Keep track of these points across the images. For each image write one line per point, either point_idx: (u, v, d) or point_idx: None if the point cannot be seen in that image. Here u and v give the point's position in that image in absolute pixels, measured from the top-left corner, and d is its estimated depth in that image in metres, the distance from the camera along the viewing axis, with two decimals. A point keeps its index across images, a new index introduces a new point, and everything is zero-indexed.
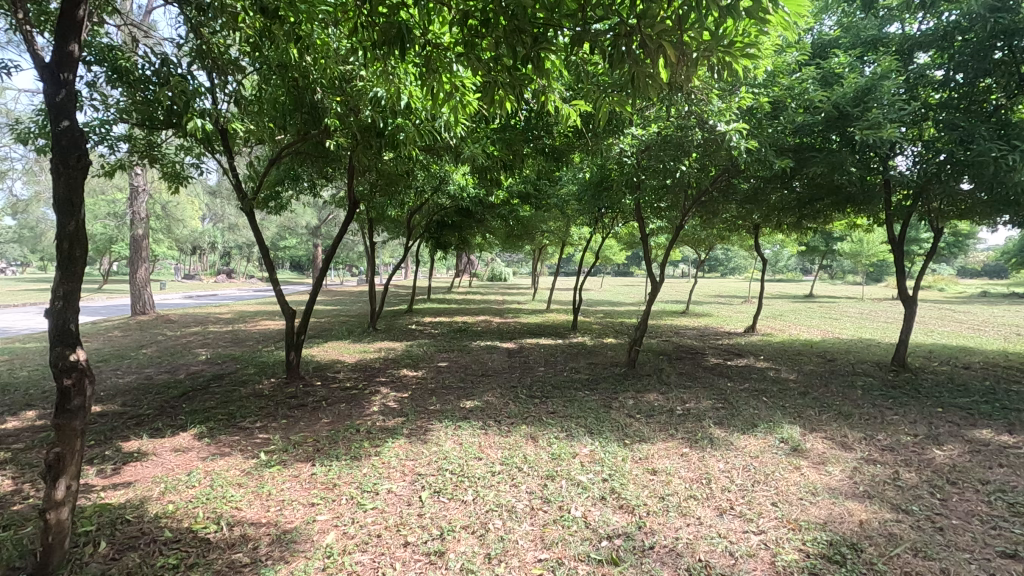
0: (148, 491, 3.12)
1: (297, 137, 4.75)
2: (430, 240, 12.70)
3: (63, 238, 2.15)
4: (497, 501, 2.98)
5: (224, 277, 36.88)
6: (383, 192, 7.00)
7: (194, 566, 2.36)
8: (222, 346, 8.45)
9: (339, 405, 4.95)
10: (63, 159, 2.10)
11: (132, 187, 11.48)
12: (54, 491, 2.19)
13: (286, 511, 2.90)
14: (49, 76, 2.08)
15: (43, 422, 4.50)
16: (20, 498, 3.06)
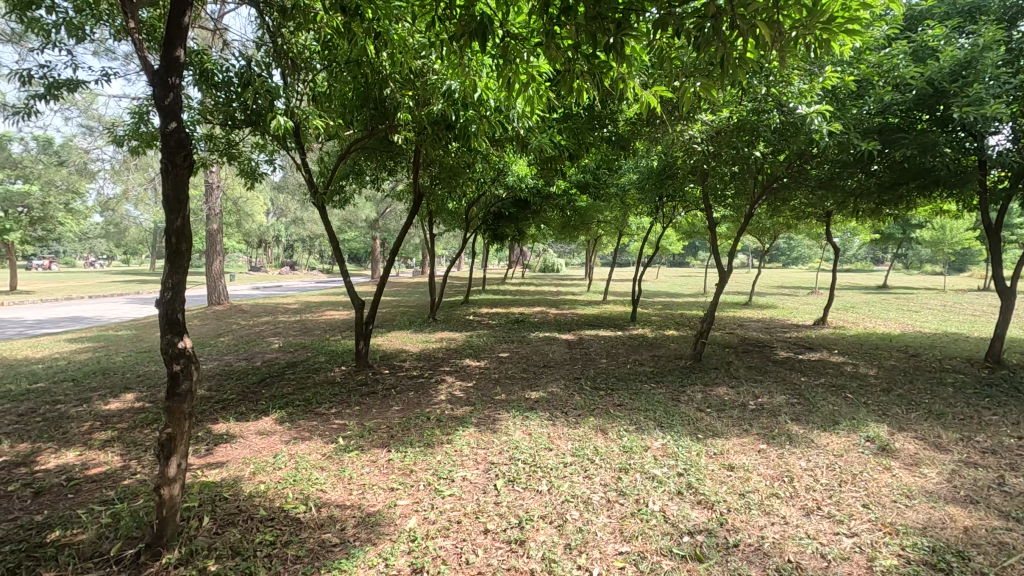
0: (240, 471, 3.31)
1: (367, 132, 4.88)
2: (486, 232, 12.80)
3: (170, 233, 2.29)
4: (572, 493, 2.97)
5: (288, 269, 38.58)
6: (444, 184, 7.09)
7: (289, 543, 2.49)
8: (292, 335, 8.84)
9: (408, 393, 5.09)
10: (171, 159, 2.23)
11: (207, 185, 12.11)
12: (167, 469, 2.36)
13: (368, 495, 3.00)
14: (159, 80, 2.22)
15: (141, 404, 4.87)
16: (129, 473, 3.33)
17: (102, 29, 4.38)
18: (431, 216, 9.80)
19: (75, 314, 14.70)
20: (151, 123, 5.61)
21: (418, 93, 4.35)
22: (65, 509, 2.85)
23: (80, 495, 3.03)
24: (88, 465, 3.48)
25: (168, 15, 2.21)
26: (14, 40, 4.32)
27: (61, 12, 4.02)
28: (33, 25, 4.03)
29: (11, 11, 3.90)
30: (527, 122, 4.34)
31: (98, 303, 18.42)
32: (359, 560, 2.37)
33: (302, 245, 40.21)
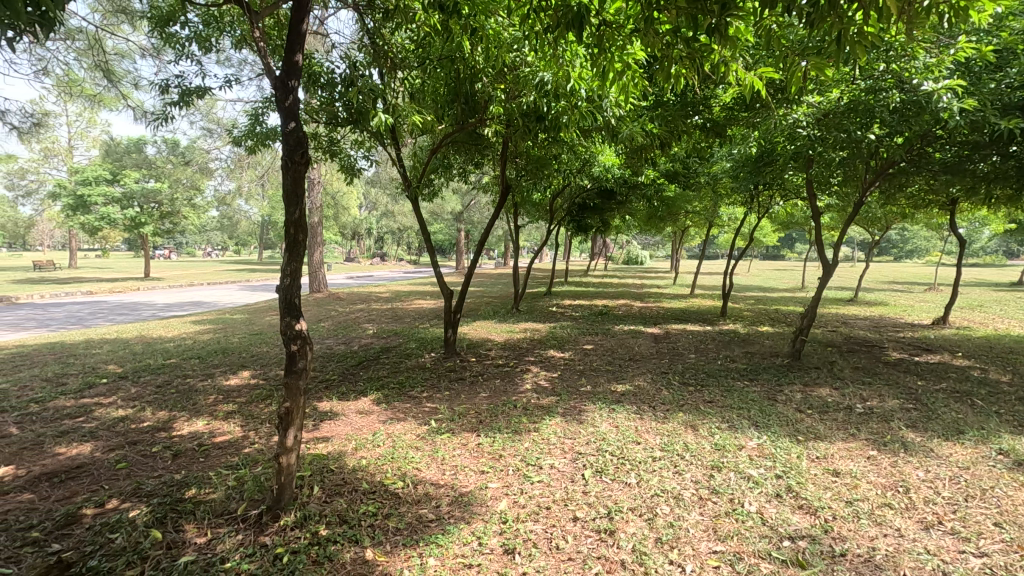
0: (343, 446, 3.56)
1: (459, 126, 5.02)
2: (570, 223, 12.75)
3: (290, 224, 2.51)
4: (662, 487, 2.93)
5: (379, 260, 40.63)
6: (531, 176, 7.14)
7: (389, 516, 2.66)
8: (384, 322, 9.32)
9: (495, 381, 5.22)
10: (291, 156, 2.43)
11: (310, 180, 13.01)
12: (286, 439, 2.60)
13: (460, 476, 3.13)
14: (280, 84, 2.42)
15: (255, 381, 5.37)
16: (248, 442, 3.70)
17: (225, 39, 4.83)
18: (516, 208, 9.92)
19: (197, 299, 16.42)
20: (265, 125, 6.11)
21: (510, 86, 4.40)
22: (200, 470, 3.22)
23: (209, 459, 3.40)
24: (215, 433, 3.90)
25: (290, 24, 2.40)
26: (153, 54, 4.85)
27: (192, 27, 4.47)
28: (170, 39, 4.52)
29: (152, 28, 4.39)
30: (619, 112, 4.26)
31: (216, 288, 20.43)
32: (454, 536, 2.48)
33: (391, 237, 42.10)
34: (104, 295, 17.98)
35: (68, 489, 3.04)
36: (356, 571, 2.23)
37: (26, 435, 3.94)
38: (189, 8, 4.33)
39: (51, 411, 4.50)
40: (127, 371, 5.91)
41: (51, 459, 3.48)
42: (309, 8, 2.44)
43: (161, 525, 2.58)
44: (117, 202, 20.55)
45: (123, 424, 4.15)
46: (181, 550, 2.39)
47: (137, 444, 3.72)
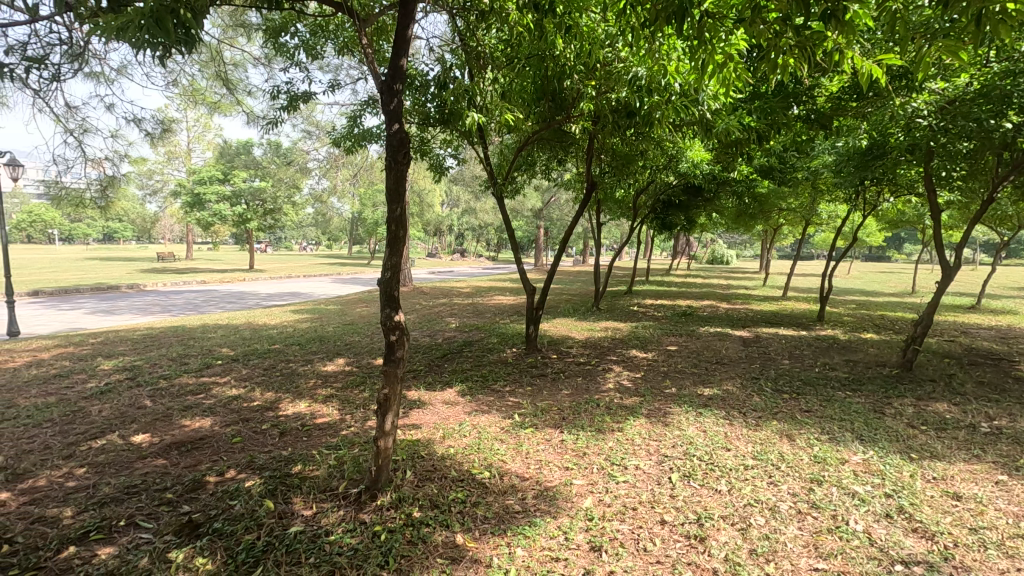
0: (432, 435, 3.70)
1: (547, 124, 5.04)
2: (653, 220, 12.43)
3: (392, 221, 2.65)
4: (756, 497, 2.80)
5: (459, 256, 41.73)
6: (617, 173, 7.03)
7: (478, 504, 2.74)
8: (466, 316, 9.56)
9: (576, 379, 5.21)
10: (394, 156, 2.58)
11: None
12: (384, 424, 2.75)
13: (545, 471, 3.16)
14: (386, 88, 2.55)
15: (349, 369, 5.71)
16: (345, 425, 3.94)
17: (328, 46, 5.15)
18: (598, 205, 9.81)
19: (294, 290, 17.66)
20: (360, 127, 6.47)
21: (601, 82, 4.36)
22: (304, 448, 3.48)
23: (311, 439, 3.67)
24: (316, 415, 4.20)
25: (396, 30, 2.54)
26: (265, 64, 5.28)
27: (300, 35, 4.80)
28: (280, 49, 4.89)
29: (266, 40, 4.78)
30: (715, 105, 4.09)
31: (310, 281, 21.82)
32: (540, 528, 2.52)
33: (471, 234, 42.97)
34: (215, 284, 19.81)
35: (194, 457, 3.40)
36: (447, 554, 2.32)
37: (158, 407, 4.43)
38: (298, 20, 4.67)
39: (177, 387, 5.03)
40: (238, 354, 6.49)
41: (179, 430, 3.90)
42: (413, 14, 2.57)
43: (272, 496, 2.81)
44: (228, 200, 22.55)
45: (237, 402, 4.56)
46: (290, 520, 2.59)
47: (249, 421, 4.07)
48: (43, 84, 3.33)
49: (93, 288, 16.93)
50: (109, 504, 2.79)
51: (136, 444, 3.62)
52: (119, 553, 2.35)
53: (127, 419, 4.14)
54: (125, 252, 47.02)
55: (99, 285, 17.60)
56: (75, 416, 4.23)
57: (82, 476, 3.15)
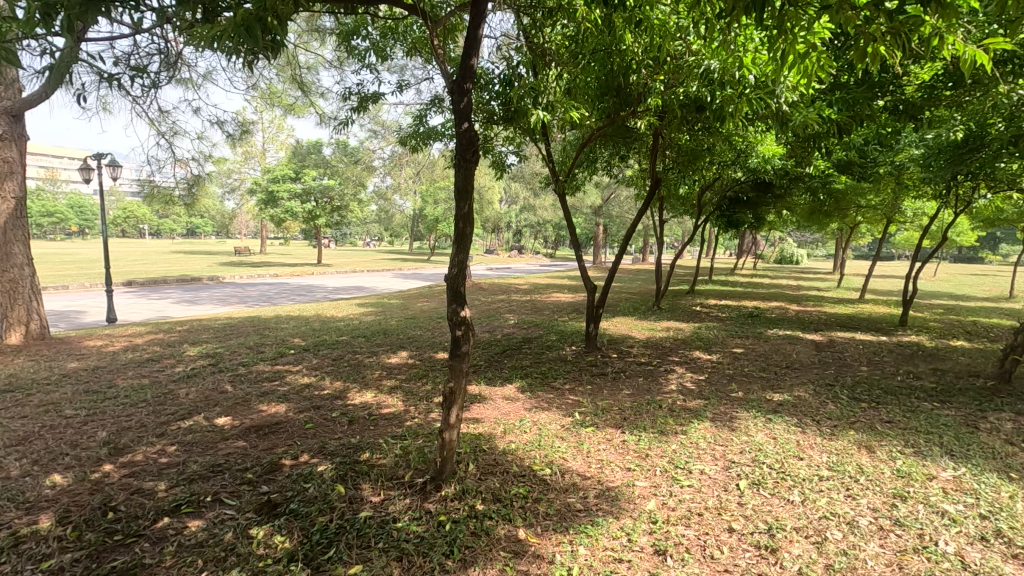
0: (493, 429, 3.75)
1: (611, 119, 4.97)
2: (719, 218, 12.01)
3: (459, 218, 2.70)
4: (833, 510, 2.66)
5: (517, 253, 41.96)
6: (682, 169, 6.84)
7: (539, 500, 2.75)
8: (524, 313, 9.59)
9: (637, 379, 5.12)
10: (463, 155, 2.62)
11: None
12: (449, 417, 2.81)
13: (607, 471, 3.13)
14: (457, 87, 2.61)
15: (411, 361, 5.87)
16: (409, 416, 4.06)
17: (397, 48, 5.29)
18: (661, 203, 9.58)
19: (358, 284, 18.33)
20: (425, 126, 6.62)
21: (670, 76, 4.25)
22: (371, 437, 3.62)
23: (377, 428, 3.80)
24: (382, 405, 4.35)
25: (468, 29, 2.58)
26: (337, 67, 5.50)
27: (371, 38, 4.96)
28: (352, 51, 5.08)
29: (339, 43, 4.98)
30: (793, 98, 3.89)
31: (373, 275, 22.55)
32: (603, 528, 2.51)
33: (529, 231, 43.03)
34: (287, 277, 20.89)
35: (270, 441, 3.60)
36: (510, 548, 2.35)
37: (238, 392, 4.73)
38: (370, 24, 4.84)
39: (254, 375, 5.35)
40: (308, 344, 6.82)
41: (256, 414, 4.14)
42: (483, 14, 2.61)
43: (342, 481, 2.94)
44: (299, 197, 23.69)
45: (308, 390, 4.80)
46: (360, 505, 2.70)
47: (320, 409, 4.27)
48: (144, 91, 3.62)
49: (179, 279, 18.25)
50: (197, 480, 3.00)
51: (219, 426, 3.88)
52: (207, 526, 2.53)
53: (211, 402, 4.45)
54: (206, 246, 50.34)
55: (184, 277, 18.97)
56: (166, 398, 4.58)
57: (173, 453, 3.41)
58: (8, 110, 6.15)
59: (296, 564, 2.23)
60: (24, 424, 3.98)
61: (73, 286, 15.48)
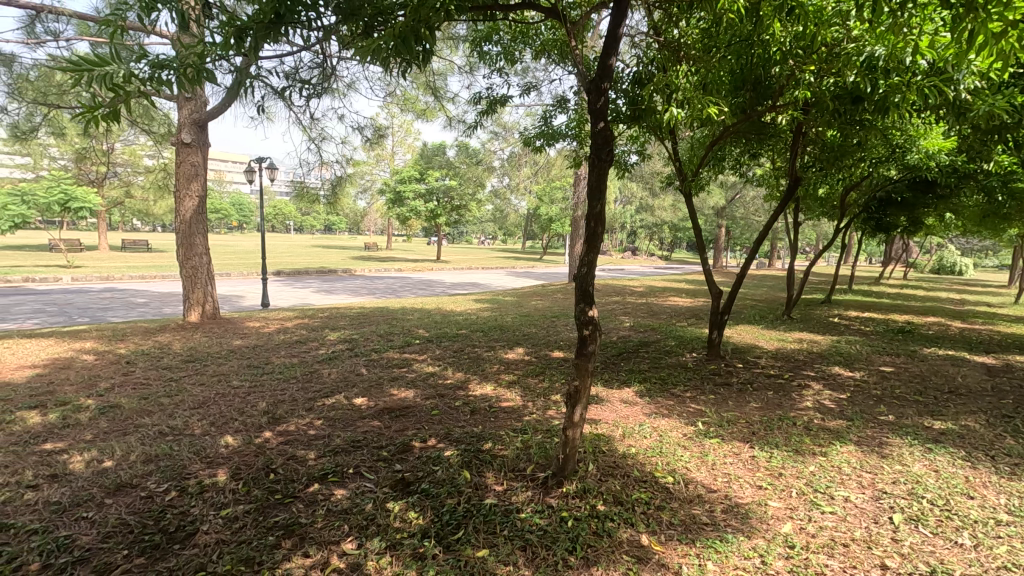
0: (612, 431, 3.71)
1: (748, 115, 4.71)
2: (866, 221, 10.80)
3: (591, 217, 2.68)
4: (1016, 561, 2.29)
5: (630, 255, 41.03)
6: (825, 168, 6.25)
7: (663, 508, 2.68)
8: (639, 316, 9.35)
9: (767, 392, 4.78)
10: (598, 155, 2.63)
11: (577, 177, 13.78)
12: (573, 415, 2.84)
13: (735, 486, 2.96)
14: (594, 87, 2.63)
15: (527, 358, 5.99)
16: (527, 411, 4.15)
17: (525, 51, 5.40)
18: (796, 204, 8.84)
19: (473, 280, 19.03)
20: (549, 126, 6.71)
21: (821, 66, 3.93)
22: (492, 428, 3.75)
23: (497, 420, 3.93)
24: (501, 399, 4.48)
25: (607, 30, 2.59)
26: (467, 72, 5.76)
27: (500, 42, 5.11)
28: (484, 57, 5.28)
29: (471, 50, 5.19)
30: (976, 84, 3.42)
31: (488, 273, 23.25)
32: (733, 545, 2.38)
33: (643, 233, 41.80)
34: (410, 272, 22.25)
35: (402, 423, 3.87)
36: (633, 553, 2.31)
37: (371, 376, 5.14)
38: (501, 29, 5.00)
39: (386, 361, 5.78)
40: (431, 335, 7.22)
41: (388, 397, 4.48)
42: (624, 14, 2.62)
43: (468, 467, 3.08)
44: (422, 197, 25.14)
45: (433, 379, 5.08)
46: (485, 492, 2.82)
47: (444, 397, 4.51)
48: (305, 103, 4.05)
49: (318, 271, 20.19)
50: (341, 453, 3.31)
51: (357, 405, 4.24)
52: (350, 495, 2.79)
53: (350, 383, 4.89)
54: (340, 241, 55.27)
55: (322, 268, 20.97)
56: (312, 377, 5.10)
57: (320, 427, 3.79)
58: (196, 121, 7.16)
59: (429, 541, 2.38)
60: (202, 391, 4.64)
61: (234, 274, 17.76)
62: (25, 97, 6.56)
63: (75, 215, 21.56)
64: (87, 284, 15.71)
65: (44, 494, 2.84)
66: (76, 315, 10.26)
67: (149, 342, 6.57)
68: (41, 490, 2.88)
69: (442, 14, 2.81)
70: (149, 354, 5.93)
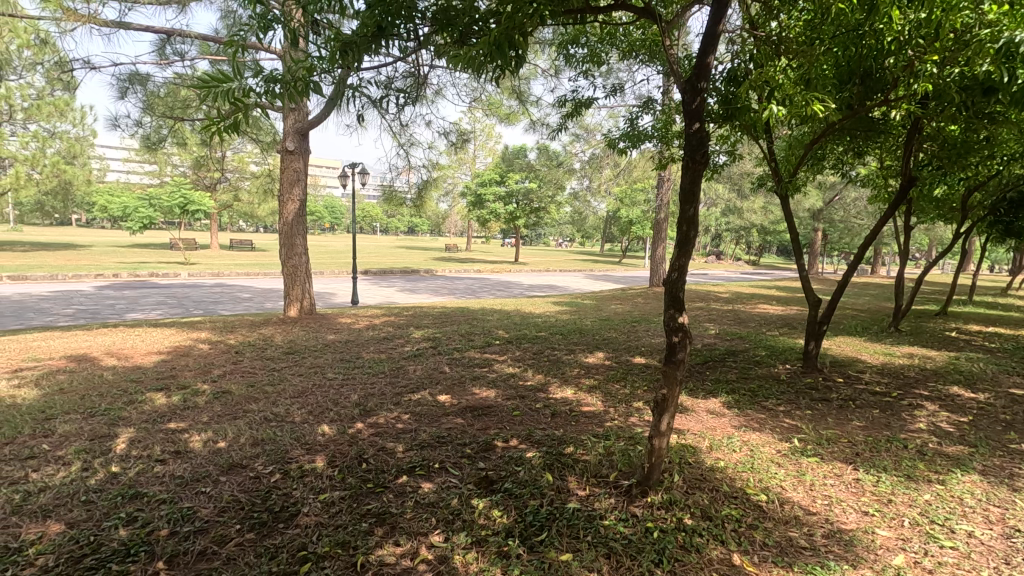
0: (698, 442, 3.58)
1: (855, 110, 4.38)
2: (992, 225, 9.66)
3: (683, 221, 2.61)
4: None
5: (715, 259, 39.36)
6: (944, 167, 5.68)
7: (755, 527, 2.55)
8: (726, 323, 8.93)
9: (872, 411, 4.40)
10: (692, 156, 2.55)
11: (661, 178, 13.38)
12: (660, 423, 2.77)
13: (837, 510, 2.76)
14: (690, 86, 2.57)
15: (608, 363, 5.91)
16: (609, 417, 4.09)
17: (612, 51, 5.33)
18: (908, 206, 8.08)
19: (551, 283, 19.03)
20: (635, 128, 6.57)
21: (945, 55, 3.58)
22: (574, 432, 3.73)
23: (578, 424, 3.91)
24: (581, 403, 4.45)
25: (706, 28, 2.55)
26: (553, 76, 5.78)
27: (587, 44, 5.08)
28: (571, 60, 5.28)
29: (558, 53, 5.20)
30: None
31: (566, 275, 23.17)
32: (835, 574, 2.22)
33: (729, 236, 39.88)
34: (489, 274, 22.65)
35: (484, 422, 3.95)
36: (724, 572, 2.22)
37: (454, 374, 5.28)
38: (588, 32, 4.95)
39: (468, 360, 5.92)
40: (511, 336, 7.30)
41: (471, 396, 4.58)
42: (724, 12, 2.55)
43: (550, 470, 3.09)
44: (503, 199, 25.52)
45: (514, 379, 5.15)
46: (567, 496, 2.81)
47: (525, 398, 4.54)
48: (399, 111, 4.23)
49: (402, 271, 21.05)
50: (427, 448, 3.43)
51: (441, 402, 4.38)
52: (436, 489, 2.88)
53: (434, 380, 5.06)
54: (423, 242, 57.43)
55: (406, 269, 21.84)
56: (398, 372, 5.32)
57: (407, 421, 3.95)
58: (299, 130, 7.68)
59: (513, 540, 2.42)
60: (301, 381, 4.98)
61: (326, 273, 18.91)
62: (155, 111, 7.34)
63: (192, 217, 23.87)
64: (202, 280, 17.34)
65: (170, 468, 3.16)
66: (193, 308, 11.35)
67: (254, 334, 7.15)
68: (167, 465, 3.21)
69: (536, 19, 2.85)
70: (254, 345, 6.45)
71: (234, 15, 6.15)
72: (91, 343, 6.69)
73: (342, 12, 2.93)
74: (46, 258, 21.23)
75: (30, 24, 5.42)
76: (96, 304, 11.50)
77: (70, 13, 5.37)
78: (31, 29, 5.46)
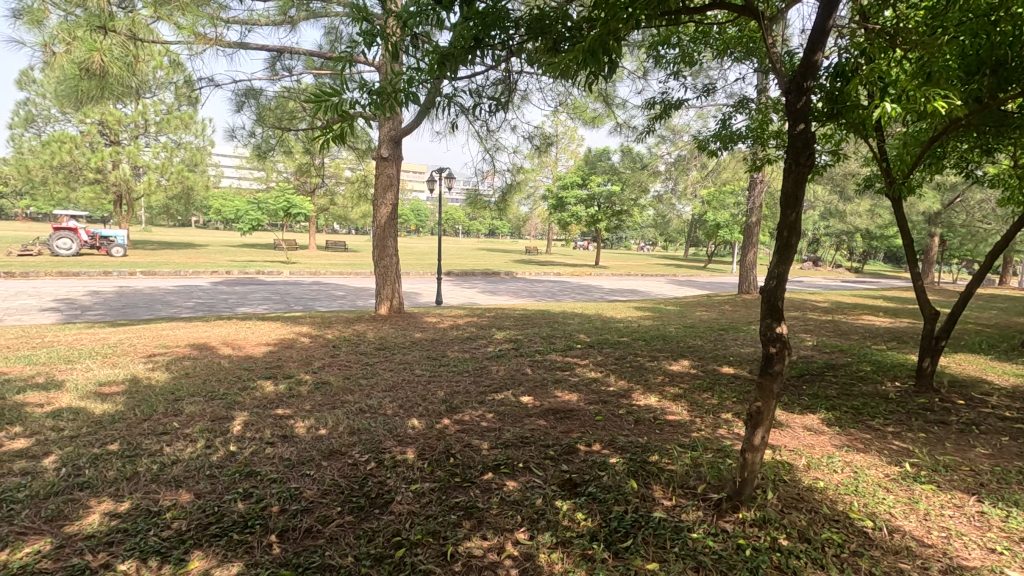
0: (794, 459, 3.39)
1: (985, 104, 3.99)
2: None
3: (784, 227, 2.50)
4: None
5: (812, 265, 36.79)
6: None
7: (860, 554, 2.39)
8: (825, 335, 8.34)
9: (1000, 437, 3.95)
10: (795, 159, 2.44)
11: (754, 180, 12.67)
12: (753, 437, 2.65)
13: (957, 544, 2.52)
14: (796, 85, 2.46)
15: (693, 371, 5.72)
16: (695, 427, 3.97)
17: (705, 49, 5.15)
18: None
19: (633, 288, 18.64)
20: (727, 128, 6.31)
21: None
22: (659, 441, 3.66)
23: (663, 433, 3.82)
24: (667, 411, 4.35)
25: (814, 26, 2.44)
26: (641, 77, 5.69)
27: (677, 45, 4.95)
28: (660, 62, 5.17)
29: (647, 56, 5.12)
30: None
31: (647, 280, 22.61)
32: None
33: (828, 242, 37.01)
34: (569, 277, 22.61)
35: (567, 425, 3.97)
36: None
37: (536, 376, 5.34)
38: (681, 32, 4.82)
39: (550, 363, 5.96)
40: (592, 341, 7.25)
41: (553, 398, 4.61)
42: (835, 7, 2.43)
43: (634, 477, 3.05)
44: (585, 202, 25.35)
45: (597, 384, 5.11)
46: (653, 504, 2.77)
47: (607, 403, 4.51)
48: (489, 118, 4.35)
49: (484, 273, 21.53)
50: (511, 447, 3.50)
51: (525, 403, 4.44)
52: (521, 488, 2.94)
53: (517, 381, 5.14)
54: (504, 244, 58.40)
55: (488, 270, 22.29)
56: (481, 372, 5.46)
57: (491, 420, 4.04)
58: (392, 138, 8.08)
59: (598, 544, 2.42)
60: (392, 376, 5.24)
61: (413, 273, 19.76)
62: (266, 122, 8.02)
63: (294, 220, 25.81)
64: (301, 278, 18.72)
65: (279, 451, 3.45)
66: (294, 303, 12.26)
67: (349, 330, 7.62)
68: (276, 447, 3.51)
69: (631, 24, 2.81)
70: (349, 340, 6.87)
71: (337, 31, 6.60)
72: (210, 333, 7.43)
73: (440, 25, 3.06)
74: (171, 255, 23.74)
75: (166, 49, 6.12)
76: (213, 298, 12.72)
77: (200, 37, 6.01)
78: (168, 53, 6.17)
